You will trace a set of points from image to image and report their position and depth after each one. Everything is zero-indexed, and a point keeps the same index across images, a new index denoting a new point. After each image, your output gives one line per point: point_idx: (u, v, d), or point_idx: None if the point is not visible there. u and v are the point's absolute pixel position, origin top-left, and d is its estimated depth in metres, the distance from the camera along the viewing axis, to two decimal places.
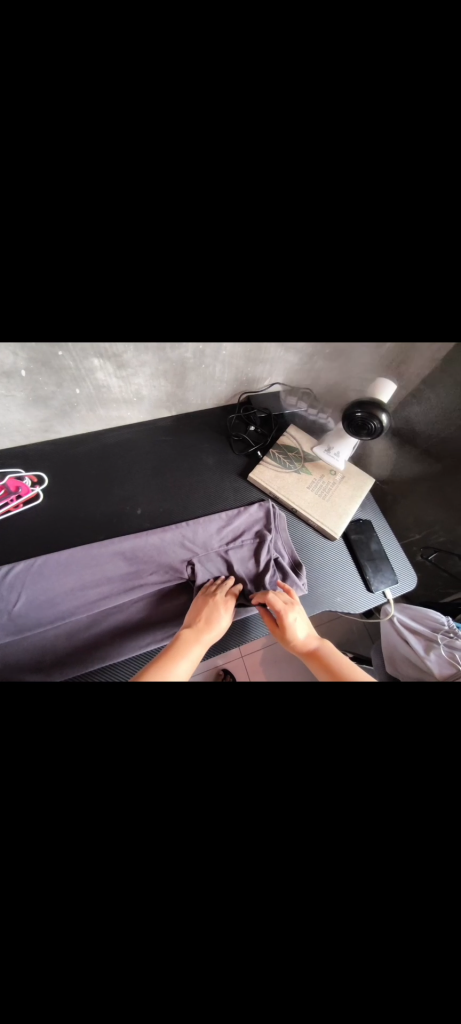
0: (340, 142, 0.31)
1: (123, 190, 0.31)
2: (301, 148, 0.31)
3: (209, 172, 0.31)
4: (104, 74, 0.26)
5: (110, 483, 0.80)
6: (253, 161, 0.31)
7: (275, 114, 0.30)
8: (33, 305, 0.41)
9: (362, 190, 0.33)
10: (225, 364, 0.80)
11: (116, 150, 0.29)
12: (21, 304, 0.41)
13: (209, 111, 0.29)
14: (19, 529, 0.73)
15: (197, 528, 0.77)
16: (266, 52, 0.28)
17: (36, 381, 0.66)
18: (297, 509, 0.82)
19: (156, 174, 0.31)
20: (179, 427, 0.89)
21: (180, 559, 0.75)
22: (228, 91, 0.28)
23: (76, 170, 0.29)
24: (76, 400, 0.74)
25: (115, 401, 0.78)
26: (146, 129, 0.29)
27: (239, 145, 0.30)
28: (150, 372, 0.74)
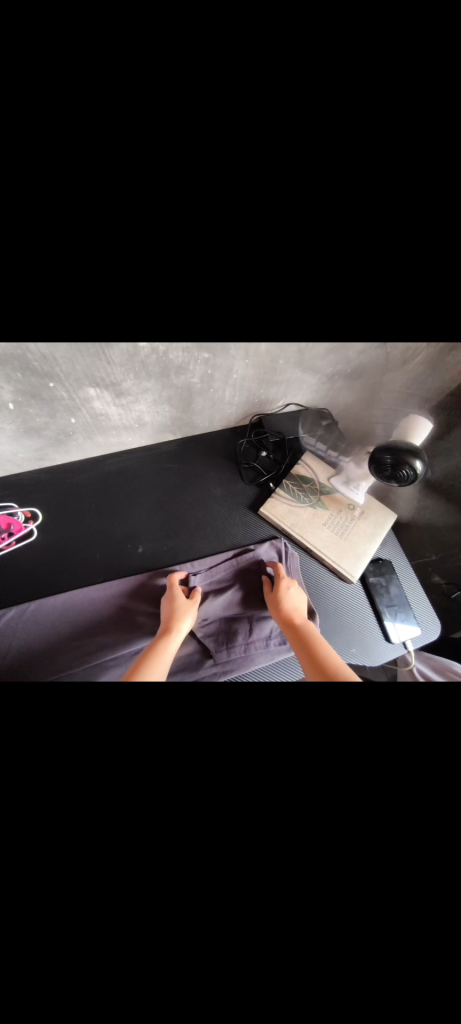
0: (391, 169, 0.24)
1: (111, 234, 0.24)
2: (341, 177, 0.24)
3: (221, 210, 0.24)
4: (86, 99, 0.20)
5: (110, 515, 0.74)
6: (279, 194, 0.24)
7: (312, 142, 0.22)
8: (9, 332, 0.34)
9: (404, 231, 0.27)
10: (237, 386, 0.72)
11: (101, 188, 0.22)
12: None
13: (223, 134, 0.22)
14: (11, 569, 0.68)
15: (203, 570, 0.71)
16: (301, 60, 0.21)
17: (27, 412, 0.59)
18: (312, 548, 0.75)
19: (153, 213, 0.24)
20: (185, 452, 0.82)
21: None
22: (247, 114, 0.22)
23: (50, 212, 0.23)
24: (71, 429, 0.67)
25: (115, 428, 0.71)
26: (140, 160, 0.22)
27: (261, 176, 0.23)
28: (153, 398, 0.66)
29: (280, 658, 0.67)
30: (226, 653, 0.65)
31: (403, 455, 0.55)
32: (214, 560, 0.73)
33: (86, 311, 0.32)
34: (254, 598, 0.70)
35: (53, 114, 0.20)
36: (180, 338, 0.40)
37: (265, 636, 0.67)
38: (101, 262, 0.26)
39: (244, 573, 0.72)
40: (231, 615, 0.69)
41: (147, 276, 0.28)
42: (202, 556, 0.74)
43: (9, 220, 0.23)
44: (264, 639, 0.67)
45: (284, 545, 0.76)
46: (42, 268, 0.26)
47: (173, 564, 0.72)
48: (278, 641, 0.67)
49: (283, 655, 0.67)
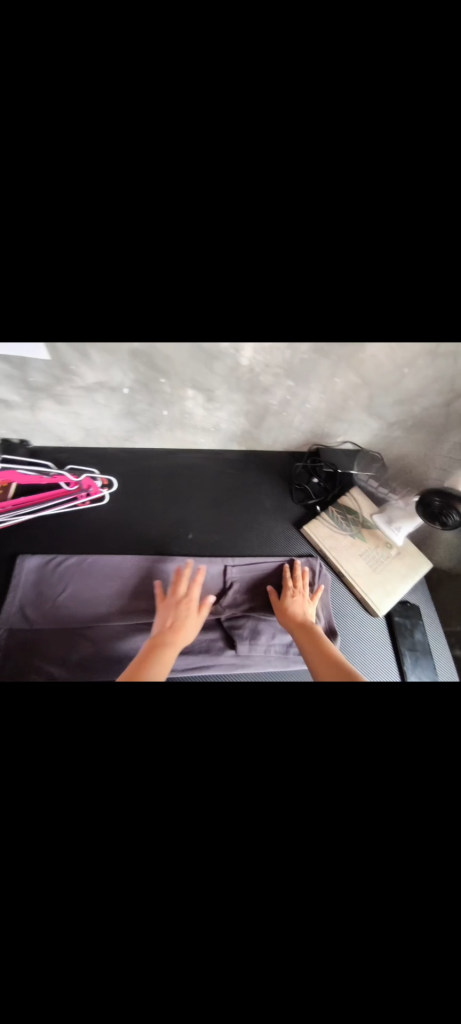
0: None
1: (274, 245, 0.33)
2: None
3: (350, 227, 0.32)
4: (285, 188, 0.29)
5: (170, 500, 0.84)
6: (388, 226, 0.32)
7: None
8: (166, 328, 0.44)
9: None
10: (306, 415, 0.81)
11: (274, 206, 0.31)
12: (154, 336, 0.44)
13: (369, 190, 0.30)
14: (80, 524, 0.78)
15: (241, 570, 0.78)
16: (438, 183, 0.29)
17: (134, 399, 0.72)
18: (345, 574, 0.79)
19: None
20: (245, 462, 0.91)
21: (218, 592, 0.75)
22: None
23: (236, 234, 0.32)
24: (162, 420, 0.78)
25: (195, 428, 0.82)
26: (316, 190, 0.30)
27: (385, 197, 0.30)
28: (235, 409, 0.77)
29: (296, 668, 0.70)
30: (244, 646, 0.70)
31: (451, 500, 0.61)
32: (253, 562, 0.79)
33: (225, 306, 0.42)
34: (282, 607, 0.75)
35: (263, 174, 0.29)
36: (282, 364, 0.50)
37: (285, 643, 0.71)
38: (255, 262, 0.35)
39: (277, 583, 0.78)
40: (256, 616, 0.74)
41: (283, 276, 0.37)
42: (241, 555, 0.80)
43: (205, 239, 0.33)
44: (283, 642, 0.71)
45: (319, 565, 0.81)
46: (213, 272, 0.36)
47: (215, 556, 0.78)
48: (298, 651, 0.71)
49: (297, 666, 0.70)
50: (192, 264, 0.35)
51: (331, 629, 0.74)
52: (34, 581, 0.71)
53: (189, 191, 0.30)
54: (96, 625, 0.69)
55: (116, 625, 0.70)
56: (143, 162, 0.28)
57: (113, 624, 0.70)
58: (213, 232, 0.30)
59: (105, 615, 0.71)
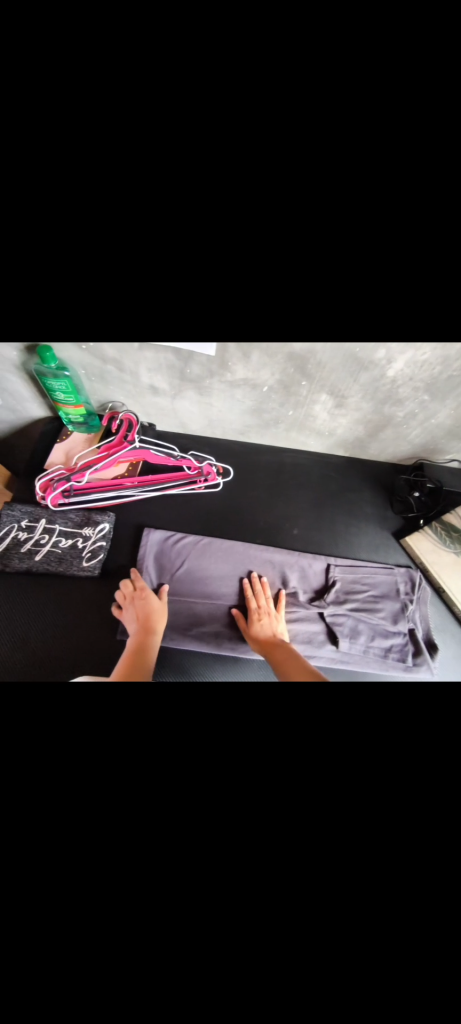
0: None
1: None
2: None
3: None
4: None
5: (277, 495, 0.88)
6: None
7: None
8: (360, 331, 0.47)
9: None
10: (426, 428, 0.82)
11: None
12: (349, 334, 0.46)
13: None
14: (196, 507, 0.85)
15: (341, 571, 0.80)
16: None
17: (269, 397, 0.76)
18: (445, 590, 0.80)
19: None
20: (348, 468, 0.94)
21: (319, 589, 0.77)
22: None
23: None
24: (284, 419, 0.83)
25: (312, 429, 0.85)
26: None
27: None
28: (358, 416, 0.79)
29: (391, 673, 0.72)
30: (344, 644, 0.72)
31: None
32: (353, 566, 0.81)
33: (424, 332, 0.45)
34: (381, 613, 0.75)
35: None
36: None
37: (383, 649, 0.73)
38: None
39: (376, 590, 0.78)
40: (355, 618, 0.75)
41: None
42: (342, 556, 0.83)
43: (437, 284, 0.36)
44: (382, 645, 0.73)
45: (419, 579, 0.80)
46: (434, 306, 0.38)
47: (318, 554, 0.81)
48: (396, 657, 0.72)
49: (394, 671, 0.72)
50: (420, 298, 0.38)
51: (429, 642, 0.75)
52: (156, 551, 0.78)
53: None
54: (208, 604, 0.75)
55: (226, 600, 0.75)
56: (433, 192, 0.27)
57: (224, 599, 0.75)
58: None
59: (216, 595, 0.75)
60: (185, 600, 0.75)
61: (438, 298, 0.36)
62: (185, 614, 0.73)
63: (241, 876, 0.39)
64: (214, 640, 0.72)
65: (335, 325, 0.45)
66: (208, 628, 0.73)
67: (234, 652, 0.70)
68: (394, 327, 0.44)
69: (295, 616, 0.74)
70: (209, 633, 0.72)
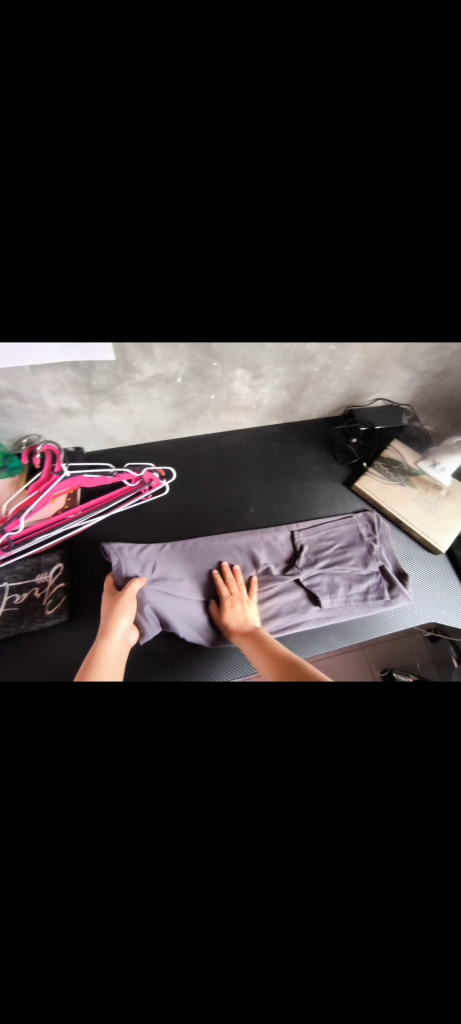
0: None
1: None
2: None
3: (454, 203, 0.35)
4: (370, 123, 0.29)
5: (225, 481, 0.87)
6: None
7: None
8: (245, 305, 0.46)
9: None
10: (343, 377, 0.84)
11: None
12: (235, 307, 0.45)
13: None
14: (150, 517, 0.83)
15: (305, 533, 0.81)
16: None
17: (186, 387, 0.74)
18: (403, 520, 0.84)
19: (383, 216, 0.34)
20: (285, 434, 0.95)
21: (290, 557, 0.79)
22: None
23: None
24: (209, 404, 0.81)
25: (239, 407, 0.85)
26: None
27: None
28: (278, 383, 0.80)
29: (376, 612, 0.75)
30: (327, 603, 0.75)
31: None
32: (315, 525, 0.83)
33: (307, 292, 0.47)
34: (352, 560, 0.78)
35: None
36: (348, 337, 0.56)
37: (362, 592, 0.75)
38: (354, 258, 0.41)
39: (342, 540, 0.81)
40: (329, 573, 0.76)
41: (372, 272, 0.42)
42: (303, 519, 0.85)
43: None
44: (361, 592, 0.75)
45: (376, 518, 0.85)
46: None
47: (279, 525, 0.83)
48: (375, 596, 0.75)
49: (378, 610, 0.75)
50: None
51: (401, 571, 0.79)
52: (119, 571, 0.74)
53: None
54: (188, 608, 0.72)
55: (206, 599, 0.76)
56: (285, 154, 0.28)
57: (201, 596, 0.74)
58: (306, 184, 0.30)
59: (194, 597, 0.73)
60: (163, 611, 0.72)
61: (305, 259, 0.36)
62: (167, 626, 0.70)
63: (286, 868, 0.35)
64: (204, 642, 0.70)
65: (217, 306, 0.44)
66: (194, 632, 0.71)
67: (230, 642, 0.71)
68: (273, 295, 0.43)
69: (273, 590, 0.74)
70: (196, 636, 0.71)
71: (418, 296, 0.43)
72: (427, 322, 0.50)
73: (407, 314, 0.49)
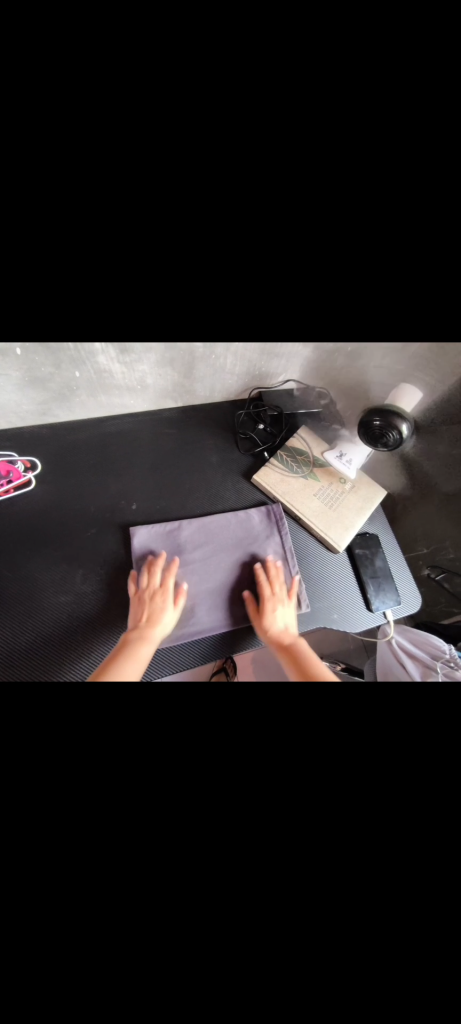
0: (371, 167, 0.35)
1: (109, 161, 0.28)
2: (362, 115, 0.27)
3: (226, 207, 0.36)
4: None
5: (107, 473, 0.77)
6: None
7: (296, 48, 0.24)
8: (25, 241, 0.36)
9: (379, 185, 0.36)
10: (237, 356, 0.74)
11: (155, 192, 0.34)
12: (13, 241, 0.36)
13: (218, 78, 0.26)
14: (10, 514, 0.71)
15: (213, 540, 0.75)
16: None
17: (33, 361, 0.61)
18: (301, 517, 0.78)
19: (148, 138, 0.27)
20: (183, 419, 0.85)
21: (193, 564, 0.72)
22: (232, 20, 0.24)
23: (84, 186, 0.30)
24: (75, 383, 0.69)
25: (117, 388, 0.74)
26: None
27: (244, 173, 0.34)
28: (156, 359, 0.69)
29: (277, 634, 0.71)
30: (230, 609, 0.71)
31: (392, 419, 0.58)
32: (220, 526, 0.76)
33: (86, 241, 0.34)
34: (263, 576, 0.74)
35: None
36: (197, 314, 0.48)
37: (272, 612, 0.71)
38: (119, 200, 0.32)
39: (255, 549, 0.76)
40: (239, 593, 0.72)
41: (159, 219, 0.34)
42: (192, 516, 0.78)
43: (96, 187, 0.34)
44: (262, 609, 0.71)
45: (282, 512, 0.79)
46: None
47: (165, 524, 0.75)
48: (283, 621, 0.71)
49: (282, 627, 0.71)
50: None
51: (310, 578, 0.76)
52: None
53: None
54: (48, 621, 0.65)
55: (64, 611, 0.66)
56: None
57: (64, 605, 0.67)
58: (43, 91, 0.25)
59: (56, 608, 0.66)
60: (18, 621, 0.64)
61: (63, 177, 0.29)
62: (21, 642, 0.63)
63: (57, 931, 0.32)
64: (58, 660, 0.63)
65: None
66: (50, 650, 0.63)
67: (91, 664, 0.64)
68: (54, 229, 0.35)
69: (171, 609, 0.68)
70: (50, 657, 0.63)
71: (247, 238, 0.37)
72: (276, 284, 0.43)
73: (246, 270, 0.41)
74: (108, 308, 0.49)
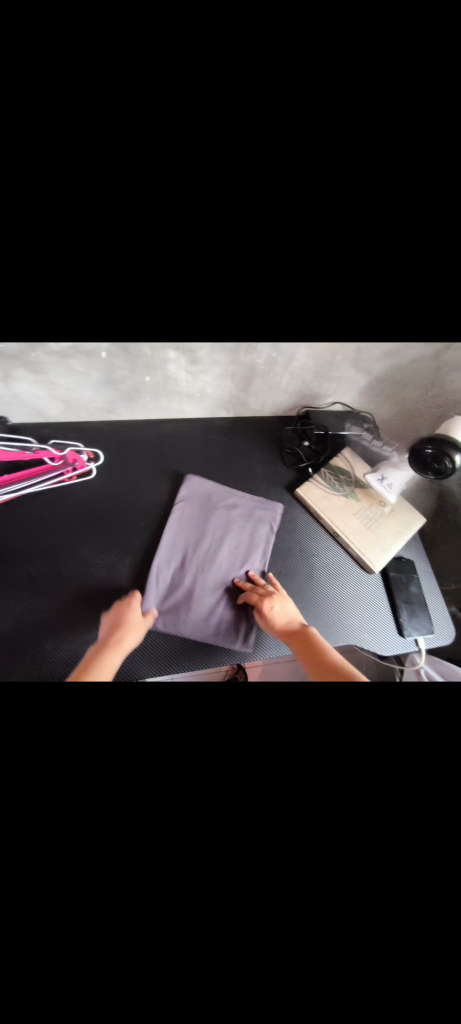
0: None
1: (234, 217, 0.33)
2: None
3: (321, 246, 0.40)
4: None
5: (159, 471, 0.83)
6: None
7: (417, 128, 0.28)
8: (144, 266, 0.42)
9: None
10: (293, 375, 0.79)
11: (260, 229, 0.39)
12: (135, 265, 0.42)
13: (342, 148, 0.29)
14: (71, 499, 0.77)
15: (241, 544, 0.78)
16: None
17: (113, 364, 0.68)
18: (339, 533, 0.80)
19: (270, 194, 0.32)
20: (233, 429, 0.90)
21: (222, 565, 0.75)
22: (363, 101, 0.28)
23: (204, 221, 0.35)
24: (144, 387, 0.76)
25: (179, 395, 0.80)
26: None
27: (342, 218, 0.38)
28: (219, 371, 0.74)
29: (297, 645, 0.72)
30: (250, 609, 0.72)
31: (444, 448, 0.60)
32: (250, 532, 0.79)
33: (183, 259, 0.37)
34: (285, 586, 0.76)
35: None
36: None
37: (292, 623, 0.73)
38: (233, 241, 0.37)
39: (281, 560, 0.79)
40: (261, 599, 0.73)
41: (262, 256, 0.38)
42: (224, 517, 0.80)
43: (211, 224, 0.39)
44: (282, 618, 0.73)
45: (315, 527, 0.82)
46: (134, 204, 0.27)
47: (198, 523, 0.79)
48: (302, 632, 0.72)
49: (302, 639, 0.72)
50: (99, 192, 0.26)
51: (343, 594, 0.77)
52: (28, 555, 0.72)
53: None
54: (93, 600, 0.70)
55: (109, 594, 0.70)
56: (145, 174, 0.36)
57: (108, 589, 0.71)
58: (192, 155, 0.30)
59: (102, 591, 0.70)
60: (68, 596, 0.69)
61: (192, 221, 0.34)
62: (69, 616, 0.68)
63: None
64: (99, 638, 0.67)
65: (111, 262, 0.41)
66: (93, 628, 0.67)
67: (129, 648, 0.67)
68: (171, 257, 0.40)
69: (196, 605, 0.71)
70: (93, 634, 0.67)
71: None
72: None
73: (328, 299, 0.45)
74: (193, 321, 0.54)
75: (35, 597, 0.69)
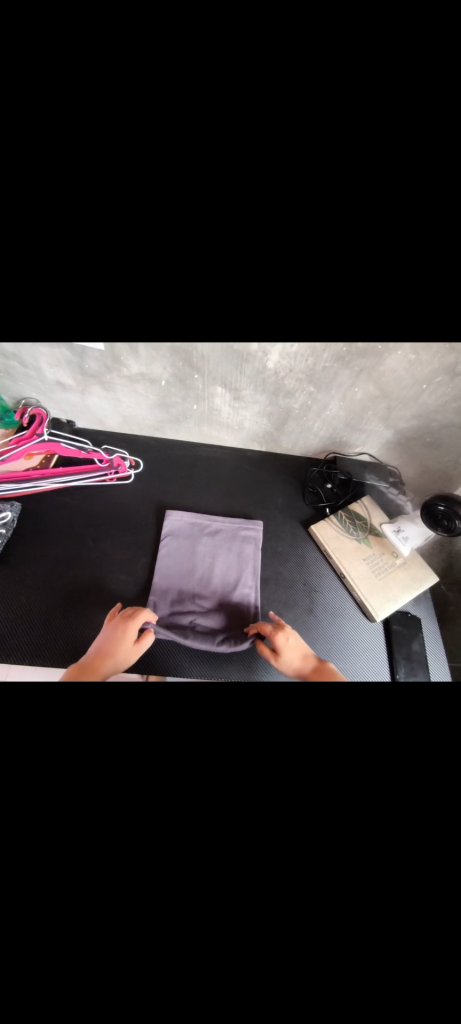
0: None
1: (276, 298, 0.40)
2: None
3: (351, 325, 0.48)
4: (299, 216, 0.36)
5: (189, 487, 0.92)
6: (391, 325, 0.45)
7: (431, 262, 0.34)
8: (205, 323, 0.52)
9: None
10: (325, 422, 0.86)
11: None
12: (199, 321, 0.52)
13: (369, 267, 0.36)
14: (109, 497, 0.88)
15: (246, 561, 0.82)
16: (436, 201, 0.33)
17: (169, 391, 0.80)
18: (346, 575, 0.81)
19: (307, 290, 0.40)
20: (263, 461, 0.98)
21: (224, 577, 0.80)
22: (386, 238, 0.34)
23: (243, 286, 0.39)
24: (191, 414, 0.87)
25: (219, 424, 0.90)
26: (366, 206, 0.27)
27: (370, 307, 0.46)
28: (258, 410, 0.84)
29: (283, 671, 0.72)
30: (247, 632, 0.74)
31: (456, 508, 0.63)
32: (256, 552, 0.84)
33: (235, 318, 0.45)
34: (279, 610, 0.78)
35: None
36: None
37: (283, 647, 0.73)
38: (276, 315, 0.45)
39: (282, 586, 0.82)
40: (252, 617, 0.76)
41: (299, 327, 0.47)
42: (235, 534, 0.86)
43: None
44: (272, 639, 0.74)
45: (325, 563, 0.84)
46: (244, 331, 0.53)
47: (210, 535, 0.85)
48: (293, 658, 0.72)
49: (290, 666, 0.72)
50: (180, 283, 0.35)
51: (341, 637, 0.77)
52: (62, 538, 0.82)
53: (207, 205, 0.27)
54: (107, 589, 0.77)
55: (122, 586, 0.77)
56: None
57: (122, 582, 0.78)
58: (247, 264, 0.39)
59: (116, 582, 0.78)
60: (86, 580, 0.77)
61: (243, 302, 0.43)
62: (82, 599, 0.75)
63: None
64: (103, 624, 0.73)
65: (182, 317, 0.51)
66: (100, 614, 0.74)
67: None
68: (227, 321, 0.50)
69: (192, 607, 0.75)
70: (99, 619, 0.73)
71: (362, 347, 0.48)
72: None
73: None
74: None
75: (60, 575, 0.77)
